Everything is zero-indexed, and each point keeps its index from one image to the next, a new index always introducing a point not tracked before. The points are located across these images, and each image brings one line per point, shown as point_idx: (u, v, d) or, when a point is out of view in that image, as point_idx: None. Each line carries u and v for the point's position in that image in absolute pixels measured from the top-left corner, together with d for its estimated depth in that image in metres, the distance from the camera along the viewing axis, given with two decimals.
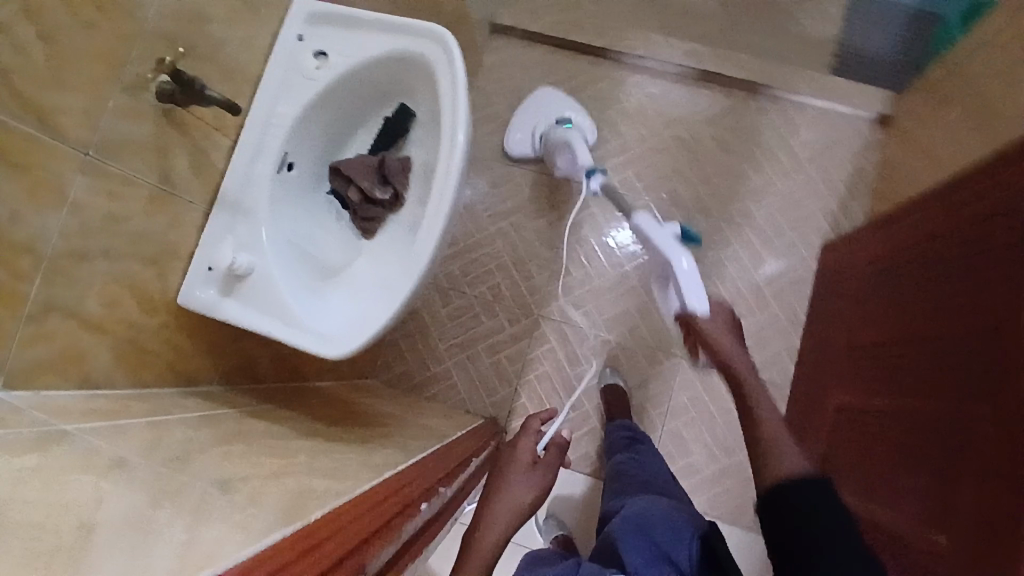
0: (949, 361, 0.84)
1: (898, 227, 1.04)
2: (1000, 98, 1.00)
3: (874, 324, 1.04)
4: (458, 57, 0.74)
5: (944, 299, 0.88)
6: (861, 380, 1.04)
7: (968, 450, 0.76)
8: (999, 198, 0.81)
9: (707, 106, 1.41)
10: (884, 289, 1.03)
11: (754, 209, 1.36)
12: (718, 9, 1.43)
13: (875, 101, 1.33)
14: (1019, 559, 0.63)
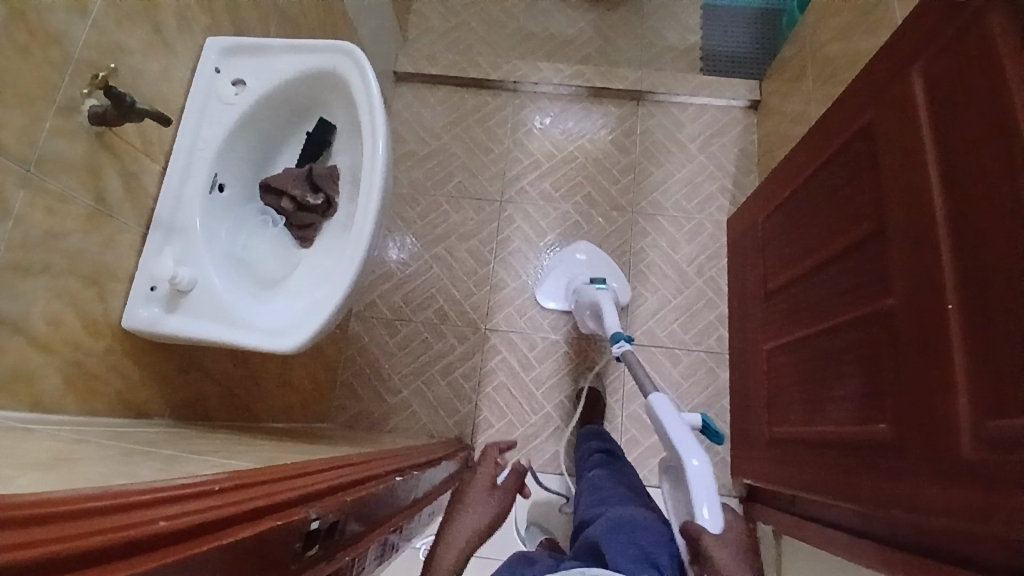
0: (849, 271, 0.95)
1: (784, 178, 1.18)
2: (835, 60, 1.18)
3: (784, 266, 1.15)
4: (367, 63, 0.81)
5: (835, 222, 0.99)
6: (783, 319, 1.14)
7: (883, 335, 0.85)
8: (857, 125, 0.95)
9: (603, 117, 1.55)
10: (786, 232, 1.16)
11: (662, 198, 1.49)
12: (593, 35, 1.61)
13: (743, 90, 1.52)
14: (953, 402, 0.71)
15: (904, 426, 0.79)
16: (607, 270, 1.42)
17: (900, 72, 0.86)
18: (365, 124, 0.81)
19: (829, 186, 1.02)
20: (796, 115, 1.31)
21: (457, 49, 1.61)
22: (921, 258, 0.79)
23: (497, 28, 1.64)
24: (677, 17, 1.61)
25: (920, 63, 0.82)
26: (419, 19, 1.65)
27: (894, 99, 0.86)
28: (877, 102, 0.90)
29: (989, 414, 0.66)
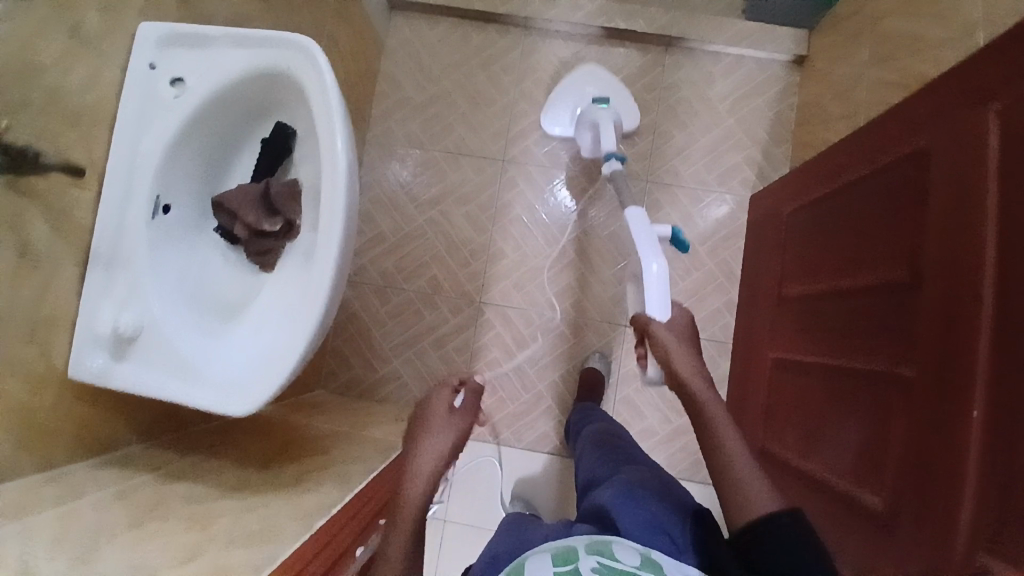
0: (872, 313, 0.86)
1: (817, 175, 1.05)
2: (898, 36, 0.99)
3: (805, 274, 1.05)
4: (327, 70, 0.68)
5: (868, 248, 0.88)
6: (794, 331, 1.06)
7: (896, 401, 0.78)
8: (912, 144, 0.81)
9: (623, 66, 1.37)
10: (809, 238, 1.04)
11: (681, 167, 1.35)
12: None
13: (786, 43, 1.31)
14: (951, 510, 0.66)
15: (900, 506, 0.75)
16: (622, 101, 1.33)
17: (975, 95, 0.71)
18: (321, 130, 0.69)
19: (868, 203, 0.89)
20: (843, 89, 1.14)
21: None
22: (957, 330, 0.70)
23: None
24: None
25: (1002, 92, 0.67)
26: None
27: (960, 127, 0.72)
28: (940, 122, 0.76)
29: (982, 540, 0.61)
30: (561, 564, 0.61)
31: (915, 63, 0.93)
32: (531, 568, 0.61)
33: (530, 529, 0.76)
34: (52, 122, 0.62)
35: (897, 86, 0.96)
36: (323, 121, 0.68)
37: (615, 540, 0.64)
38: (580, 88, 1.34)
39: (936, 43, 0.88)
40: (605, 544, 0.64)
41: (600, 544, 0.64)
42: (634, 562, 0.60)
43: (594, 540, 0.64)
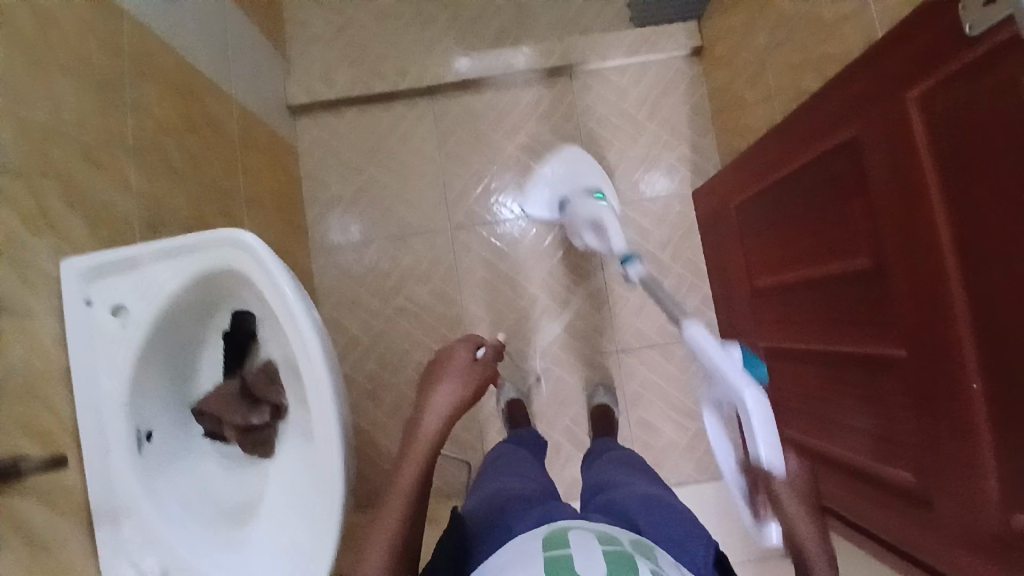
0: (845, 297, 0.87)
1: (757, 166, 1.06)
2: (792, 16, 1.00)
3: (772, 260, 1.05)
4: (265, 251, 0.65)
5: (823, 233, 0.89)
6: (779, 317, 1.07)
7: (895, 380, 0.79)
8: (840, 134, 0.81)
9: (537, 105, 1.37)
10: (766, 228, 1.05)
11: (621, 184, 1.36)
12: (504, 3, 1.37)
13: (682, 37, 1.34)
14: (978, 483, 0.68)
15: (929, 480, 0.76)
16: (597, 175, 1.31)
17: (886, 80, 0.70)
18: (284, 321, 0.66)
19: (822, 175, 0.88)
20: (752, 73, 1.16)
21: (351, 57, 1.37)
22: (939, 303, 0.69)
23: (390, 16, 1.38)
24: None
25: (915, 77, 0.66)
26: (296, 29, 1.38)
27: (883, 115, 0.72)
28: (861, 109, 0.76)
29: (1017, 508, 0.63)
30: (608, 546, 0.55)
31: (816, 43, 0.95)
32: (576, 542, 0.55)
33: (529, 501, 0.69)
34: (14, 408, 0.58)
35: (805, 67, 0.98)
36: (280, 311, 0.65)
37: (656, 547, 0.59)
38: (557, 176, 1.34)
39: (830, 22, 0.90)
40: (650, 549, 0.58)
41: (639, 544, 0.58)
42: None
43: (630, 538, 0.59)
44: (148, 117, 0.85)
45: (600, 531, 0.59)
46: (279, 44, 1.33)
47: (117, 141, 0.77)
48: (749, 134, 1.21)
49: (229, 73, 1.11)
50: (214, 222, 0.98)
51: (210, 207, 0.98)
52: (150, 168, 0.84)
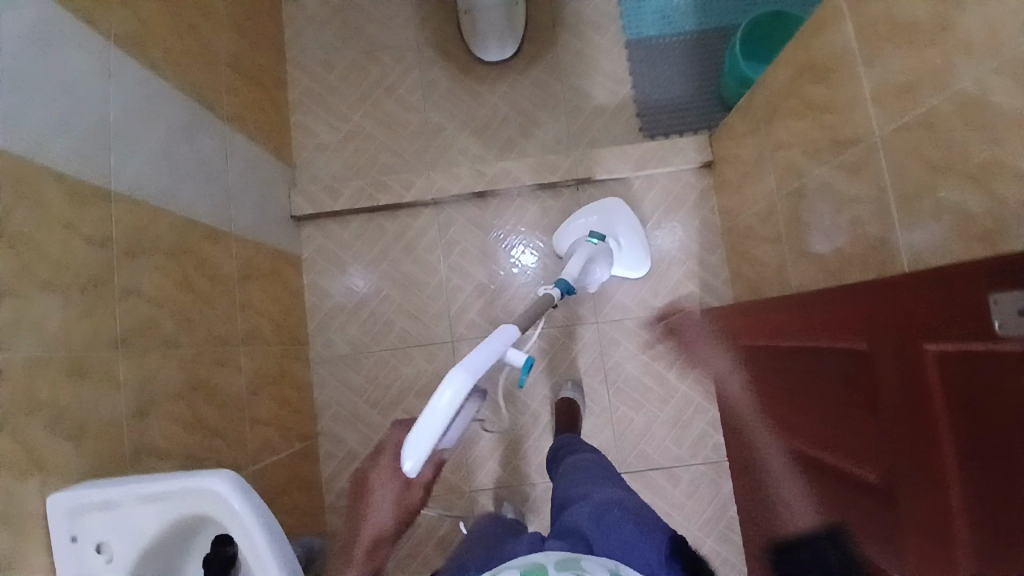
0: (855, 493, 0.81)
1: (770, 321, 1.02)
2: (800, 171, 0.96)
3: (781, 420, 1.02)
4: (260, 523, 0.66)
5: (833, 420, 0.85)
6: (786, 476, 1.03)
7: None
8: (852, 340, 0.78)
9: (541, 216, 1.34)
10: (777, 385, 1.01)
11: (627, 298, 1.31)
12: (510, 112, 1.36)
13: (691, 152, 1.30)
14: None
15: None
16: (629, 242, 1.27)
17: (907, 311, 0.67)
18: None
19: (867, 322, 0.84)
20: (761, 208, 1.10)
21: (357, 166, 1.36)
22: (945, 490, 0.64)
23: (396, 126, 1.37)
24: (599, 67, 1.35)
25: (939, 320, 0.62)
26: (304, 136, 1.38)
27: (897, 348, 0.69)
28: (876, 325, 0.73)
29: None
30: None
31: (827, 212, 0.90)
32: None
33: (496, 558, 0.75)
34: None
35: (815, 228, 0.93)
36: None
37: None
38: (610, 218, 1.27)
39: (843, 196, 0.85)
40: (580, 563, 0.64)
41: (570, 560, 0.66)
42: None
43: (566, 558, 0.67)
44: (140, 295, 0.84)
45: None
46: (286, 154, 1.33)
47: (105, 338, 0.76)
48: (756, 267, 1.15)
49: (230, 206, 1.10)
50: (209, 377, 0.96)
51: (205, 363, 0.96)
52: (142, 349, 0.82)
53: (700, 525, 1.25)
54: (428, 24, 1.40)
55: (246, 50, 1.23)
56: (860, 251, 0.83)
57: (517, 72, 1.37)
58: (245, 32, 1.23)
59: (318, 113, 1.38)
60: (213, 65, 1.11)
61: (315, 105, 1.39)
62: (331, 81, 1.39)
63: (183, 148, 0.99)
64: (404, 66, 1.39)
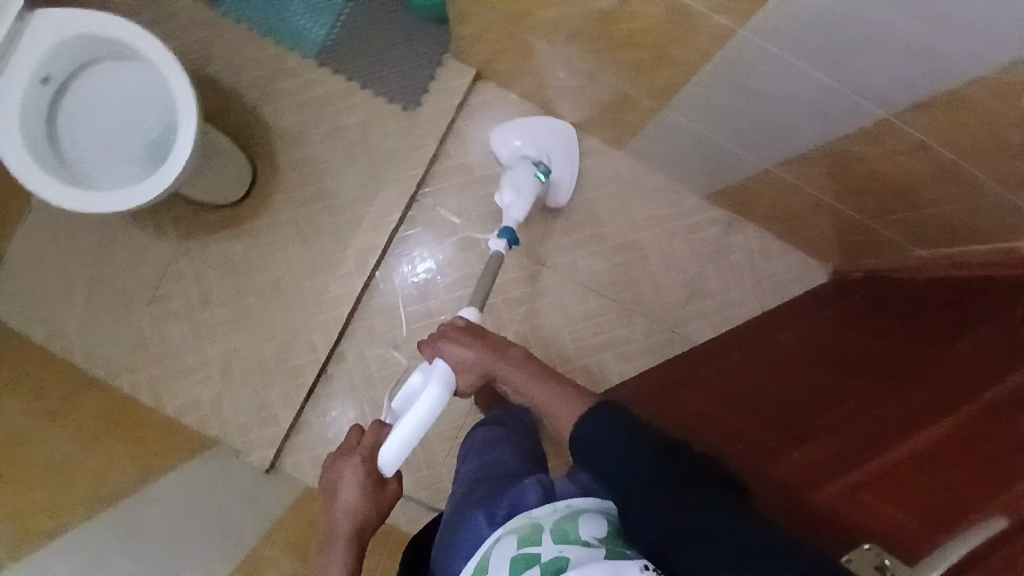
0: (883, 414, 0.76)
1: (706, 395, 0.98)
2: (556, 19, 0.93)
3: (767, 386, 0.95)
4: None
5: (943, 229, 0.96)
6: (812, 359, 0.98)
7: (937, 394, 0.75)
8: (992, 190, 0.81)
9: (422, 243, 1.28)
10: (756, 382, 0.98)
11: (539, 223, 1.29)
12: (309, 207, 1.26)
13: (458, 82, 1.26)
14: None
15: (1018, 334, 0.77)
16: (562, 151, 1.24)
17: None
18: None
19: (722, 77, 0.86)
20: (554, 66, 1.08)
21: (256, 379, 1.24)
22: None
23: (245, 319, 1.25)
24: (324, 102, 1.26)
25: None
26: (192, 411, 1.23)
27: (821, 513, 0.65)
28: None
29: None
30: (527, 545, 0.68)
31: (607, 30, 0.89)
32: (503, 558, 0.69)
33: (505, 495, 0.82)
34: None
35: (617, 47, 0.92)
36: None
37: (584, 511, 0.70)
38: (547, 129, 1.24)
39: (610, 11, 0.84)
40: (570, 520, 0.69)
41: (567, 520, 0.69)
42: (596, 530, 0.67)
43: (561, 522, 0.69)
44: None
45: (532, 526, 0.71)
46: (201, 439, 1.19)
47: None
48: (598, 108, 1.15)
49: (232, 535, 1.01)
50: None
51: None
52: None
53: (757, 296, 1.29)
54: (172, 225, 1.26)
55: (74, 419, 1.05)
56: (663, 32, 0.82)
57: (273, 177, 1.26)
58: (58, 409, 1.05)
59: (180, 382, 1.24)
60: (78, 466, 0.96)
61: (169, 381, 1.24)
62: (157, 352, 1.24)
63: (154, 551, 0.88)
64: (192, 275, 1.25)
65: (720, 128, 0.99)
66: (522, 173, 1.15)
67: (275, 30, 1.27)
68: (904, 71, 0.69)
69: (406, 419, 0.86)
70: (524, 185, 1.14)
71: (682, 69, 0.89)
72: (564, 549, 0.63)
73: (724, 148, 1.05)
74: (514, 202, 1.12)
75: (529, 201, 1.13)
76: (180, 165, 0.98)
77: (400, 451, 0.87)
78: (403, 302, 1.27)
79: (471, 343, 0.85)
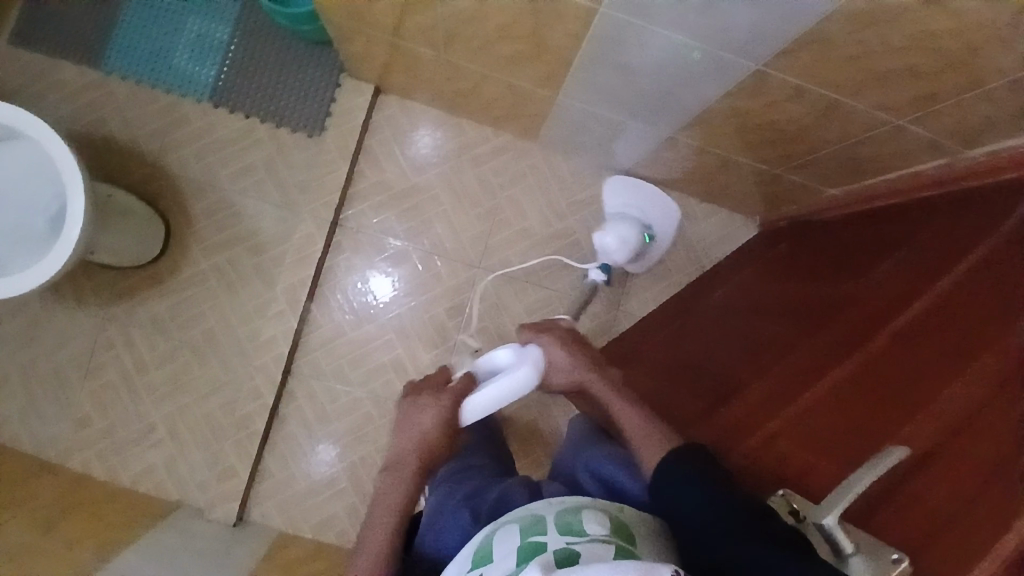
0: (798, 349, 0.79)
1: (658, 361, 1.02)
2: (429, 25, 0.92)
3: (708, 340, 0.98)
4: None
5: (847, 165, 0.96)
6: (750, 304, 1.01)
7: (843, 320, 0.77)
8: (875, 120, 0.82)
9: (353, 267, 1.27)
10: (699, 339, 1.01)
11: (466, 227, 1.28)
12: (232, 252, 1.24)
13: (359, 101, 1.25)
14: (947, 261, 0.71)
15: (925, 247, 0.78)
16: (661, 223, 1.24)
17: (960, 237, 0.73)
18: None
19: (597, 56, 0.86)
20: (444, 69, 1.08)
21: (209, 433, 1.21)
22: (815, 537, 0.53)
23: (187, 374, 1.22)
24: (229, 144, 1.25)
25: (990, 256, 0.67)
26: (148, 477, 1.20)
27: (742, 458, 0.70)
28: (933, 224, 0.82)
29: (956, 239, 0.74)
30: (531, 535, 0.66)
31: (478, 28, 0.89)
32: (500, 548, 0.66)
33: (490, 493, 0.82)
34: None
35: (494, 43, 0.91)
36: None
37: (585, 504, 0.69)
38: (659, 203, 1.23)
39: (473, 9, 0.83)
40: (575, 512, 0.68)
41: (568, 513, 0.68)
42: (605, 525, 0.66)
43: (564, 513, 0.68)
44: None
45: (531, 516, 0.69)
46: (162, 504, 1.17)
47: None
48: (499, 104, 1.15)
49: None
50: None
51: None
52: None
53: (692, 260, 1.30)
54: (95, 294, 1.23)
55: (25, 508, 1.01)
56: (532, 24, 0.83)
57: (189, 228, 1.24)
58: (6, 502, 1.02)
59: (131, 451, 1.21)
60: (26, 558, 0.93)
61: (120, 451, 1.21)
62: (102, 424, 1.21)
63: None
64: (125, 341, 1.23)
65: (611, 104, 0.99)
66: (630, 233, 1.18)
67: (162, 80, 1.24)
68: (753, 20, 0.70)
69: (494, 391, 0.81)
70: (622, 248, 1.18)
71: (559, 55, 0.89)
72: (574, 543, 0.62)
73: (623, 124, 1.06)
74: (617, 253, 1.18)
75: (616, 260, 1.19)
76: (77, 232, 0.96)
77: (481, 410, 0.83)
78: (343, 328, 1.25)
79: (574, 353, 0.94)
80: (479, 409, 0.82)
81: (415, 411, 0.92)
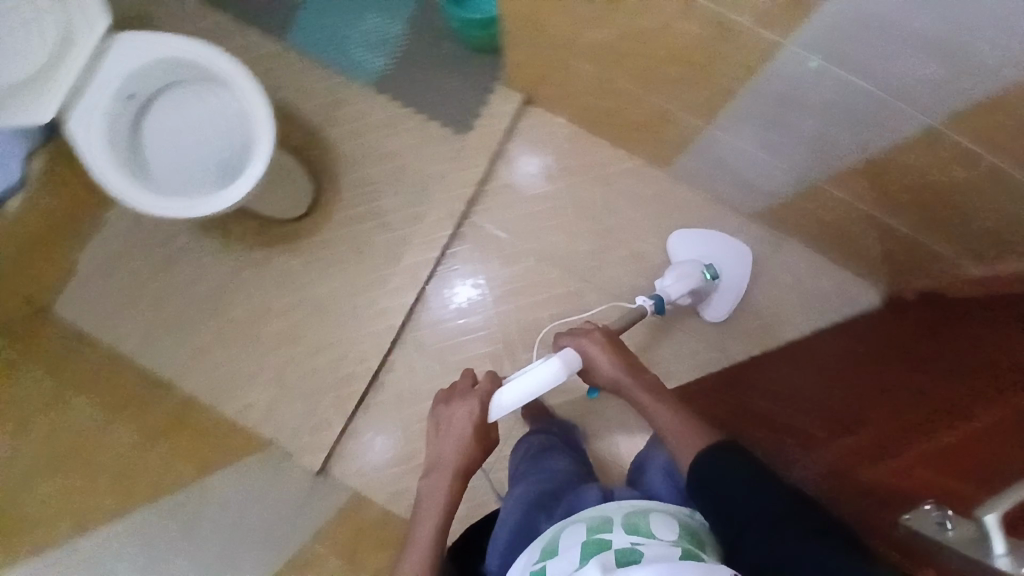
0: (931, 387, 0.77)
1: (786, 415, 1.00)
2: (603, 43, 0.99)
3: (833, 389, 0.96)
4: None
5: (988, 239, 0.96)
6: (872, 355, 0.98)
7: (974, 355, 0.75)
8: None
9: (471, 259, 1.33)
10: (823, 389, 0.98)
11: (584, 240, 1.33)
12: (365, 223, 1.33)
13: (506, 108, 1.33)
14: None
15: None
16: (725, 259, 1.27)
17: None
18: None
19: (763, 90, 0.90)
20: (600, 88, 1.14)
21: (311, 384, 1.29)
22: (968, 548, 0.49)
23: (302, 327, 1.31)
24: (383, 127, 1.36)
25: None
26: (248, 413, 1.28)
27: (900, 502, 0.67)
28: None
29: None
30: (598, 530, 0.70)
31: (652, 52, 0.94)
32: (566, 539, 0.70)
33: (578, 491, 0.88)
34: None
35: (662, 67, 0.97)
36: None
37: (650, 512, 0.73)
38: (717, 245, 1.28)
39: (654, 32, 0.89)
40: (641, 516, 0.72)
41: (637, 517, 0.72)
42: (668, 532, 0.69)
43: (631, 517, 0.72)
44: None
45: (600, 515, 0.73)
46: (257, 442, 1.24)
47: None
48: (643, 128, 1.20)
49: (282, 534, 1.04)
50: None
51: None
52: None
53: (802, 313, 1.29)
54: (239, 239, 1.35)
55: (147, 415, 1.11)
56: (710, 52, 0.87)
57: (332, 195, 1.34)
58: (131, 407, 1.11)
59: (238, 387, 1.29)
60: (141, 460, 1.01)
61: (229, 385, 1.29)
62: (219, 356, 1.31)
63: None
64: (256, 285, 1.33)
65: (761, 141, 1.03)
66: (690, 267, 1.21)
67: (337, 62, 1.38)
68: (941, 75, 0.71)
69: (515, 384, 0.87)
70: (686, 280, 1.19)
71: (725, 86, 0.94)
72: (639, 543, 0.65)
73: (766, 163, 1.09)
74: (676, 285, 1.18)
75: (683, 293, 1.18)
76: (248, 187, 1.06)
77: (502, 408, 0.88)
78: (450, 314, 1.32)
79: (615, 355, 0.95)
80: (502, 406, 0.88)
81: (449, 414, 0.96)
